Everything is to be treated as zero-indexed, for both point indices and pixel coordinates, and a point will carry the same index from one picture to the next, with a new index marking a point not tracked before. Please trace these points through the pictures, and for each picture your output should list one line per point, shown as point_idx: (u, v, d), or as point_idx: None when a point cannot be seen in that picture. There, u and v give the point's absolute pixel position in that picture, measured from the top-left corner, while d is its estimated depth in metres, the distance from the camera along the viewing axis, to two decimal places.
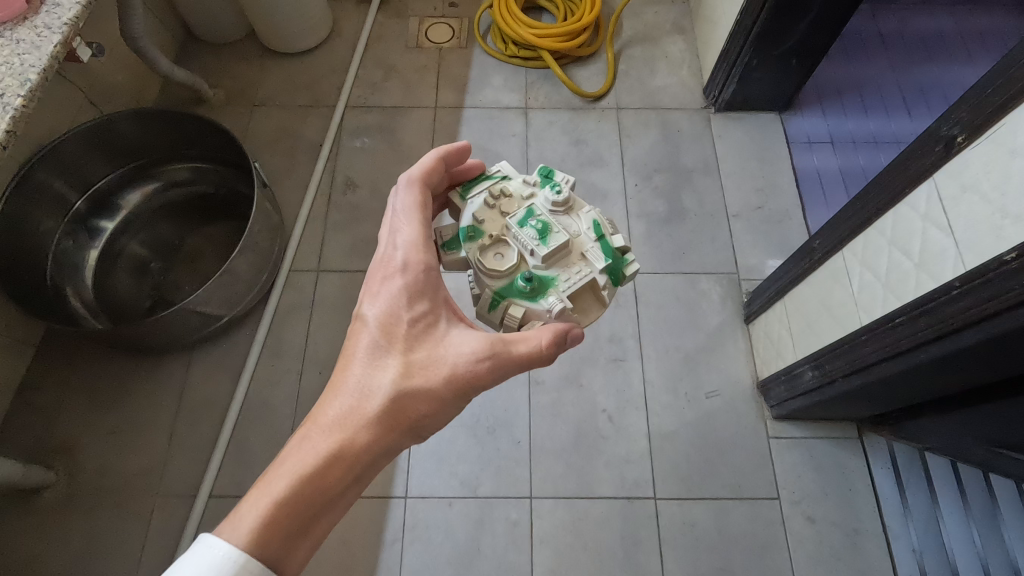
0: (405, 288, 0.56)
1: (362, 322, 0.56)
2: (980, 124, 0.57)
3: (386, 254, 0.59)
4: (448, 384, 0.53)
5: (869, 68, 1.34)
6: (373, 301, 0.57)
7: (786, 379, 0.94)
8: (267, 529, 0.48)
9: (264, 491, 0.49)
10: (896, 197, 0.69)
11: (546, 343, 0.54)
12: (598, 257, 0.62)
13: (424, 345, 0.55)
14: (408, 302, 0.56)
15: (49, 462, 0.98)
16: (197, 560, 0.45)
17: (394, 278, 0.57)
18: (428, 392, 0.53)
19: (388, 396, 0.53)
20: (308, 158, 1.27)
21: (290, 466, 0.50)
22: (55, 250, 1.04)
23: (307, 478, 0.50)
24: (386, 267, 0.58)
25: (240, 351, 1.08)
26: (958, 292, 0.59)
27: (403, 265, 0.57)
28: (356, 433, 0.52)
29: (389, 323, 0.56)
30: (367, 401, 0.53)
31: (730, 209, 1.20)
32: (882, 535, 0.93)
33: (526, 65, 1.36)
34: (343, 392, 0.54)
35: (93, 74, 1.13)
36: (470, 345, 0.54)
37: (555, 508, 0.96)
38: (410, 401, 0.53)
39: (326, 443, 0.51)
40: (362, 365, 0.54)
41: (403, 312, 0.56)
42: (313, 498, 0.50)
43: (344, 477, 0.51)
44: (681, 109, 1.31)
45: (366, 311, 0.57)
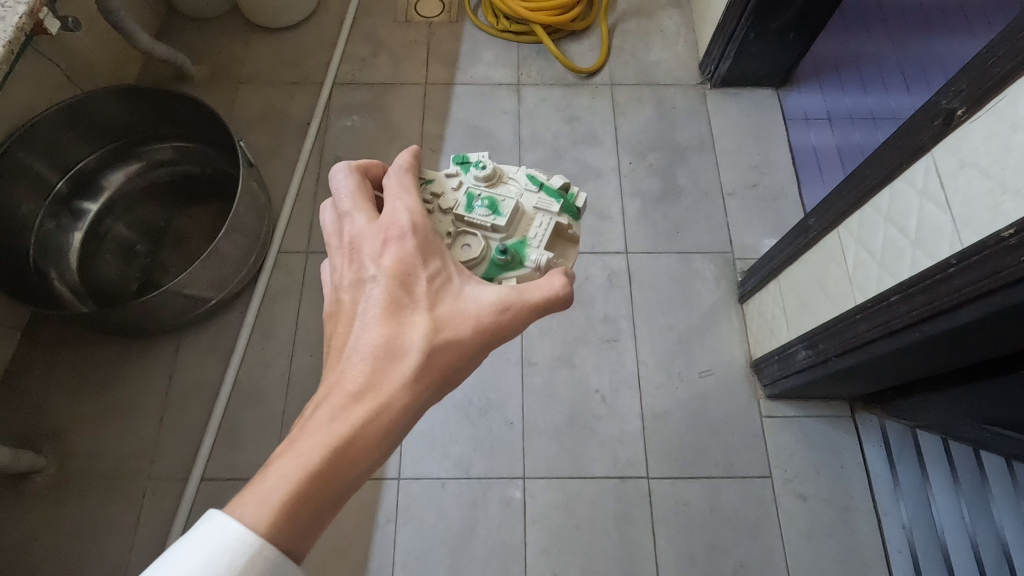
0: (417, 246, 0.54)
1: (376, 281, 0.53)
2: (980, 97, 0.55)
3: (388, 219, 0.55)
4: (479, 333, 0.52)
5: (868, 42, 1.31)
6: (380, 263, 0.53)
7: (779, 359, 0.94)
8: (303, 499, 0.43)
9: (297, 462, 0.44)
10: (893, 173, 0.68)
11: (561, 288, 0.54)
12: (549, 203, 0.63)
13: (447, 300, 0.53)
14: (423, 260, 0.54)
15: (38, 446, 0.97)
16: (205, 541, 0.38)
17: (404, 239, 0.54)
18: (458, 342, 0.51)
19: (422, 350, 0.50)
20: (295, 137, 1.24)
21: (320, 433, 0.45)
22: (37, 232, 1.02)
23: (342, 442, 0.45)
24: (392, 230, 0.55)
25: (230, 333, 1.07)
26: (955, 269, 0.58)
27: (409, 227, 0.55)
28: (389, 391, 0.48)
29: (406, 280, 0.53)
30: (396, 359, 0.50)
31: (726, 188, 1.18)
32: (872, 512, 0.94)
33: (518, 40, 1.33)
34: (366, 352, 0.50)
35: (70, 50, 1.09)
36: (490, 294, 0.54)
37: (548, 488, 0.96)
38: (442, 354, 0.51)
39: (358, 403, 0.47)
40: (386, 323, 0.51)
41: (419, 269, 0.53)
42: (351, 463, 0.45)
43: (382, 437, 0.47)
44: (676, 85, 1.28)
45: (377, 272, 0.53)
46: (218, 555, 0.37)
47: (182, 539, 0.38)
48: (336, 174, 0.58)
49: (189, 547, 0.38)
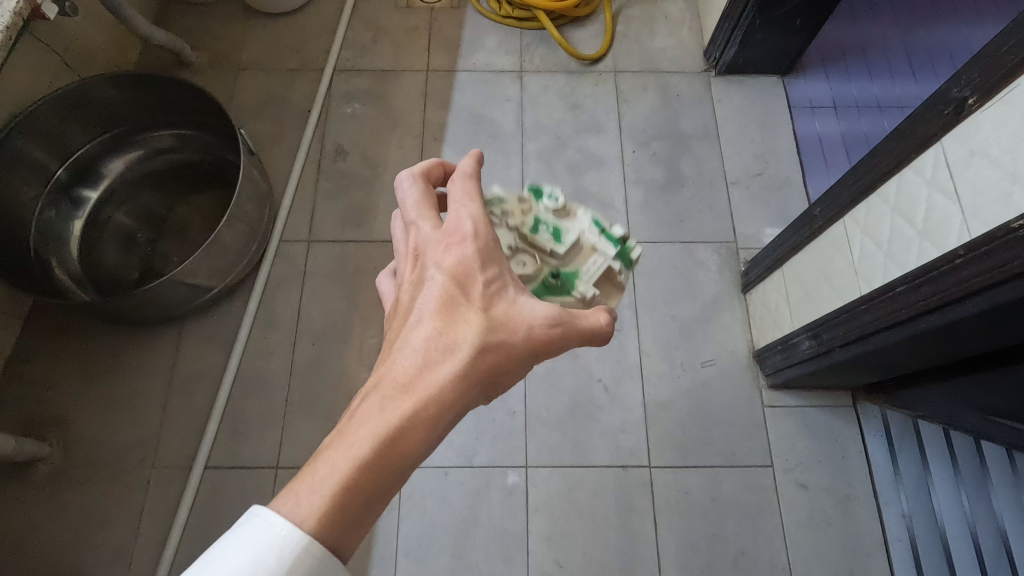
0: (476, 251, 0.53)
1: (434, 281, 0.52)
2: (992, 85, 0.54)
3: (450, 225, 0.54)
4: (529, 338, 0.51)
5: (874, 29, 1.29)
6: (440, 265, 0.53)
7: (782, 349, 0.94)
8: (348, 489, 0.42)
9: (348, 451, 0.43)
10: (901, 163, 0.67)
11: (605, 322, 0.55)
12: (609, 245, 0.62)
13: (500, 306, 0.52)
14: (480, 263, 0.53)
15: (41, 434, 0.97)
16: (254, 535, 0.39)
17: (464, 242, 0.53)
18: (508, 347, 0.50)
19: (474, 348, 0.49)
20: (296, 124, 1.23)
21: (370, 424, 0.45)
22: (37, 221, 1.01)
23: (393, 436, 0.44)
24: (453, 234, 0.54)
25: (232, 322, 1.07)
26: (962, 261, 0.57)
27: (471, 233, 0.53)
28: (437, 385, 0.47)
29: (463, 280, 0.52)
30: (446, 355, 0.49)
31: (730, 176, 1.17)
32: (872, 500, 0.95)
33: (521, 26, 1.31)
34: (419, 349, 0.49)
35: (68, 35, 1.08)
36: (543, 307, 0.53)
37: (550, 476, 0.97)
38: (492, 355, 0.49)
39: (407, 396, 0.46)
40: (440, 321, 0.50)
41: (476, 272, 0.52)
42: (398, 457, 0.44)
43: (430, 433, 0.46)
44: (681, 73, 1.27)
45: (436, 273, 0.52)
46: (264, 552, 0.38)
47: (229, 534, 0.39)
48: (401, 183, 0.58)
49: (237, 541, 0.39)
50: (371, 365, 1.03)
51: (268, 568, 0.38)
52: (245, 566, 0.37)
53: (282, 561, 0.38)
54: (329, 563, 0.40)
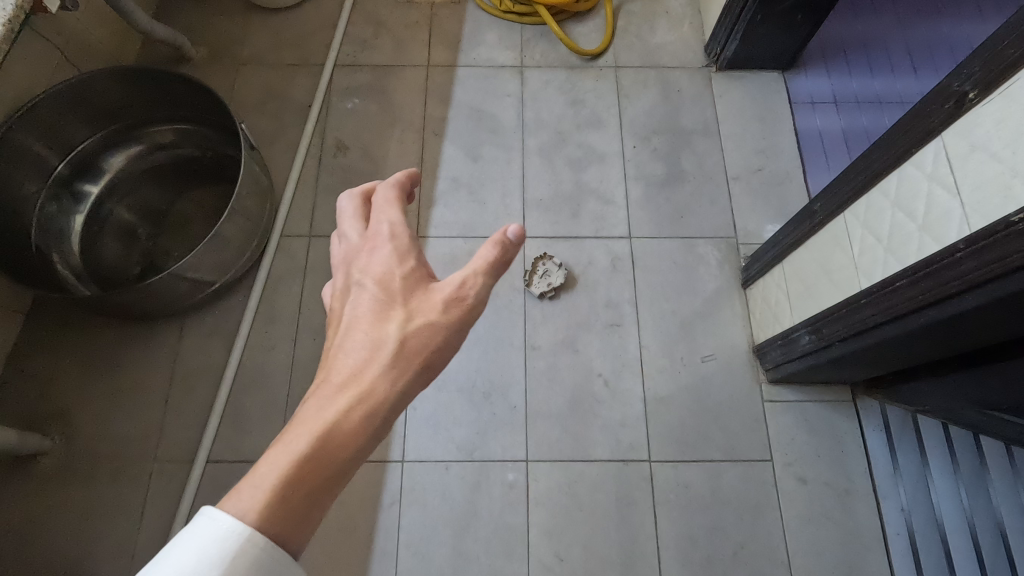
0: (395, 252, 0.52)
1: (360, 288, 0.51)
2: (992, 79, 0.54)
3: (370, 232, 0.53)
4: (452, 312, 0.49)
5: (875, 24, 1.29)
6: (364, 272, 0.51)
7: (782, 343, 0.94)
8: (288, 485, 0.41)
9: (286, 451, 0.42)
10: (901, 157, 0.67)
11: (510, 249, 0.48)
12: None
13: (422, 298, 0.50)
14: (398, 259, 0.51)
15: (44, 429, 0.97)
16: (199, 535, 0.37)
17: (383, 244, 0.52)
18: (435, 334, 0.48)
19: (400, 342, 0.48)
20: (297, 119, 1.23)
21: (303, 428, 0.44)
22: (38, 216, 1.02)
23: (328, 433, 0.43)
24: (372, 240, 0.53)
25: (234, 317, 1.07)
26: (962, 255, 0.58)
27: (389, 237, 0.52)
28: (368, 383, 0.46)
29: (385, 281, 0.51)
30: (374, 355, 0.47)
31: (730, 172, 1.17)
32: (872, 494, 0.95)
33: (522, 21, 1.31)
34: (349, 354, 0.48)
35: (69, 30, 1.08)
36: (462, 284, 0.50)
37: (551, 470, 0.97)
38: (418, 346, 0.48)
39: (342, 394, 0.45)
40: (365, 325, 0.49)
41: (397, 272, 0.51)
42: (335, 456, 0.43)
43: (366, 426, 0.45)
44: (681, 68, 1.27)
45: (360, 280, 0.51)
46: (211, 548, 0.37)
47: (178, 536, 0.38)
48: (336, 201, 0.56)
49: (183, 542, 0.37)
50: None
51: (213, 565, 0.36)
52: (192, 564, 0.36)
53: (229, 556, 0.37)
54: (278, 556, 0.39)
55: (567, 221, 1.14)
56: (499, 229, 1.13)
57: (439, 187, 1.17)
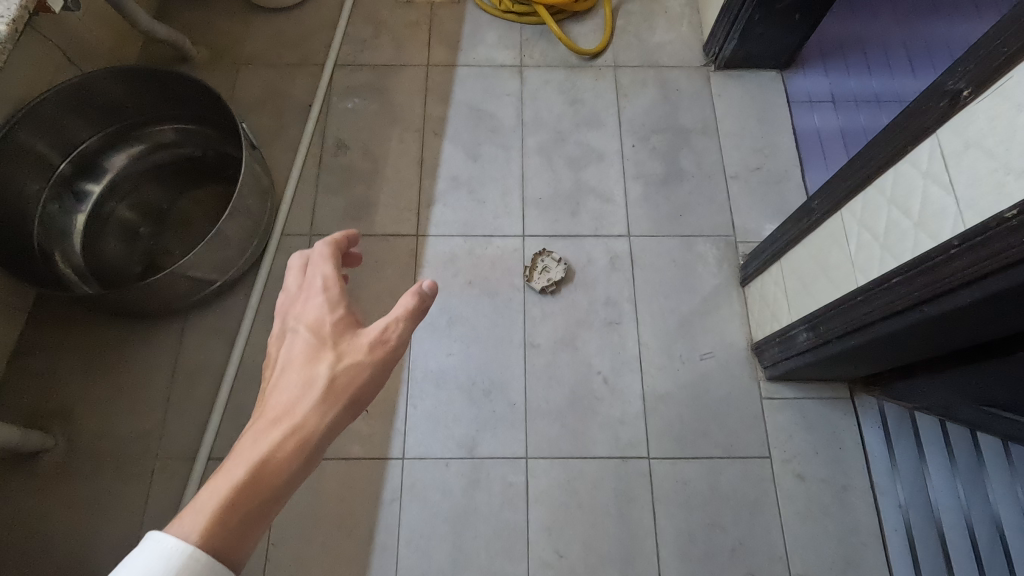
0: (325, 301, 0.56)
1: (295, 333, 0.55)
2: (986, 77, 0.55)
3: (304, 283, 0.57)
4: (376, 354, 0.54)
5: (873, 24, 1.30)
6: (299, 320, 0.55)
7: (780, 341, 0.95)
8: (227, 510, 0.44)
9: (224, 481, 0.45)
10: (897, 155, 0.68)
11: (422, 299, 0.56)
12: None
13: (349, 340, 0.54)
14: (328, 307, 0.56)
15: (47, 426, 0.98)
16: (146, 557, 0.39)
17: (316, 294, 0.56)
18: (359, 371, 0.53)
19: (329, 379, 0.52)
20: (297, 119, 1.23)
21: (240, 458, 0.47)
22: (41, 215, 1.02)
23: (263, 463, 0.47)
24: (307, 290, 0.57)
25: (235, 315, 1.08)
26: (956, 252, 0.58)
27: (320, 287, 0.57)
28: (300, 416, 0.50)
29: (318, 326, 0.55)
30: (305, 391, 0.51)
31: (729, 170, 1.18)
32: (869, 490, 0.96)
33: (521, 20, 1.32)
34: (282, 393, 0.51)
35: (70, 30, 1.09)
36: (382, 326, 0.55)
37: (550, 467, 0.98)
38: (345, 382, 0.52)
39: (276, 428, 0.49)
40: (296, 366, 0.52)
41: (327, 318, 0.55)
42: (269, 482, 0.46)
43: (299, 455, 0.48)
44: (680, 67, 1.27)
45: (295, 326, 0.55)
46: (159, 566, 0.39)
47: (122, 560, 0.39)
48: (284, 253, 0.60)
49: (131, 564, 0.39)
50: None
51: None
52: None
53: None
54: (219, 575, 0.41)
55: (567, 219, 1.14)
56: (499, 228, 1.14)
57: (439, 186, 1.18)
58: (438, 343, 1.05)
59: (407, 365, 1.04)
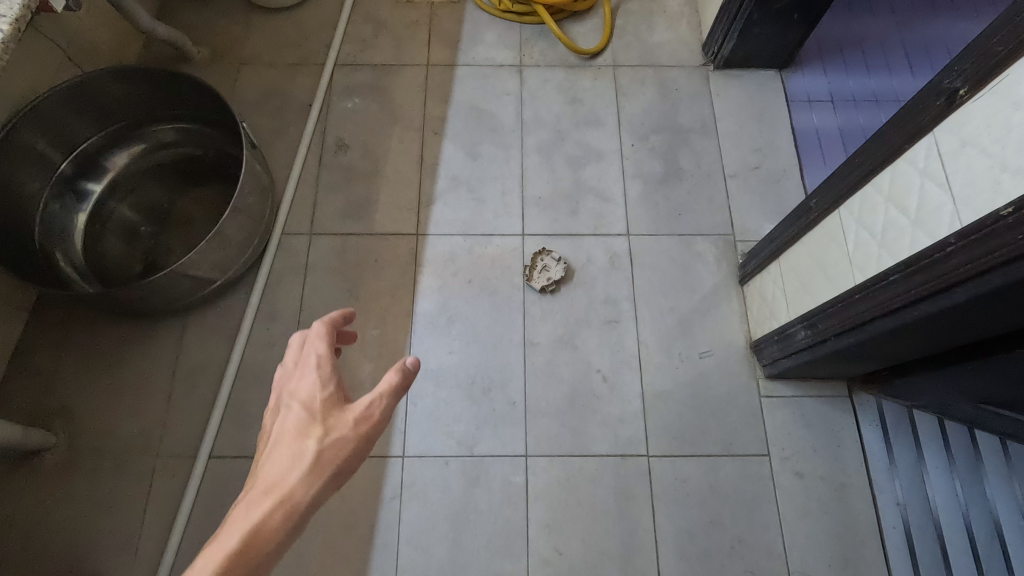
0: (318, 377, 0.56)
1: (288, 409, 0.54)
2: (982, 76, 0.55)
3: (299, 360, 0.57)
4: (359, 431, 0.53)
5: (872, 23, 1.30)
6: (292, 396, 0.55)
7: (779, 339, 0.95)
8: None
9: (209, 557, 0.45)
10: (894, 153, 0.68)
11: (405, 373, 0.55)
12: None
13: (337, 415, 0.54)
14: (320, 382, 0.56)
15: (48, 425, 0.98)
16: None
17: (310, 370, 0.56)
18: (343, 445, 0.52)
19: (314, 455, 0.51)
20: (297, 119, 1.24)
21: (226, 535, 0.47)
22: (42, 214, 1.02)
23: (247, 539, 0.47)
24: (302, 367, 0.57)
25: (235, 314, 1.08)
26: (953, 249, 0.59)
27: (315, 364, 0.56)
28: (285, 492, 0.49)
29: (310, 402, 0.54)
30: (291, 467, 0.50)
31: (727, 169, 1.18)
32: (867, 488, 0.96)
33: (521, 20, 1.32)
34: (269, 470, 0.51)
35: (71, 30, 1.09)
36: (370, 400, 0.54)
37: (550, 465, 0.98)
38: (329, 456, 0.51)
39: (260, 503, 0.48)
40: (285, 443, 0.52)
41: (318, 394, 0.55)
42: (252, 557, 0.46)
43: (282, 530, 0.48)
44: (679, 67, 1.28)
45: (289, 402, 0.55)
46: None
47: None
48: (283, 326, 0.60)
49: None
50: (372, 356, 1.05)
51: None
52: None
53: None
54: None
55: (566, 218, 1.15)
56: (498, 227, 1.14)
57: (439, 185, 1.18)
58: (438, 342, 1.06)
59: None
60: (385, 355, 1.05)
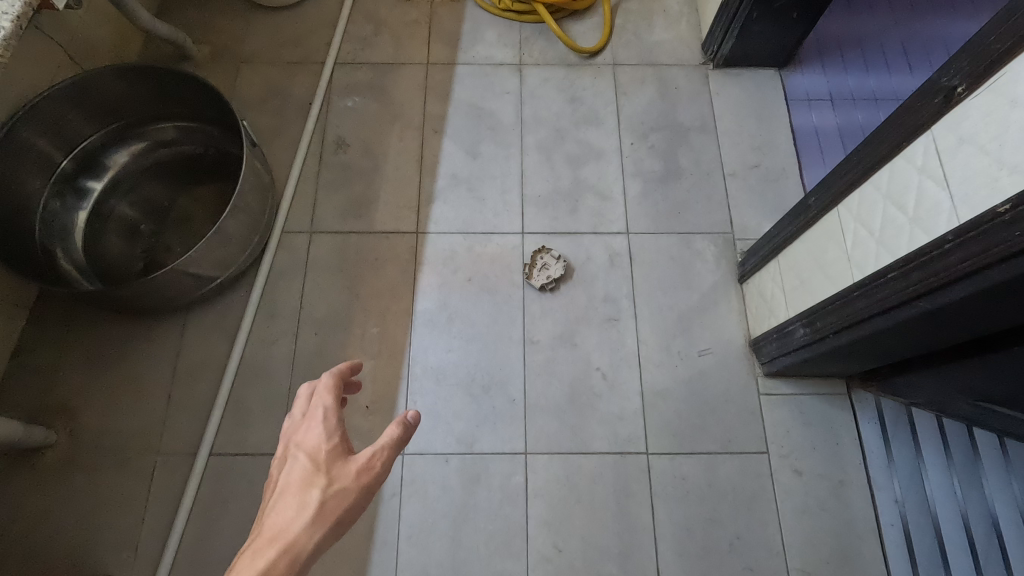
0: (323, 427, 0.56)
1: (294, 458, 0.54)
2: (980, 73, 0.55)
3: (305, 411, 0.58)
4: (361, 482, 0.53)
5: (871, 22, 1.30)
6: (299, 446, 0.55)
7: (778, 337, 0.95)
8: None
9: None
10: (893, 151, 0.68)
11: (404, 428, 0.56)
12: None
13: (341, 465, 0.54)
14: (326, 433, 0.56)
15: (49, 422, 0.99)
16: None
17: (316, 421, 0.56)
18: (346, 494, 0.52)
19: (319, 504, 0.50)
20: (297, 117, 1.24)
21: None
22: (43, 212, 1.03)
23: None
24: (308, 418, 0.57)
25: (235, 312, 1.08)
26: (951, 246, 0.59)
27: (321, 415, 0.56)
28: (289, 540, 0.48)
29: (315, 452, 0.54)
30: (296, 515, 0.50)
31: (726, 168, 1.19)
32: (866, 486, 0.96)
33: (520, 19, 1.33)
34: (274, 519, 0.50)
35: (72, 28, 1.09)
36: (372, 451, 0.55)
37: (549, 463, 0.98)
38: (332, 506, 0.51)
39: (264, 552, 0.47)
40: (290, 493, 0.51)
41: (323, 443, 0.55)
42: None
43: None
44: (678, 66, 1.28)
45: (294, 452, 0.54)
46: None
47: None
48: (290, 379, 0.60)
49: None
50: (372, 354, 1.05)
51: None
52: None
53: None
54: None
55: (566, 217, 1.15)
56: (498, 226, 1.14)
57: (439, 184, 1.18)
58: (438, 340, 1.06)
59: (407, 361, 1.05)
60: (385, 353, 1.05)
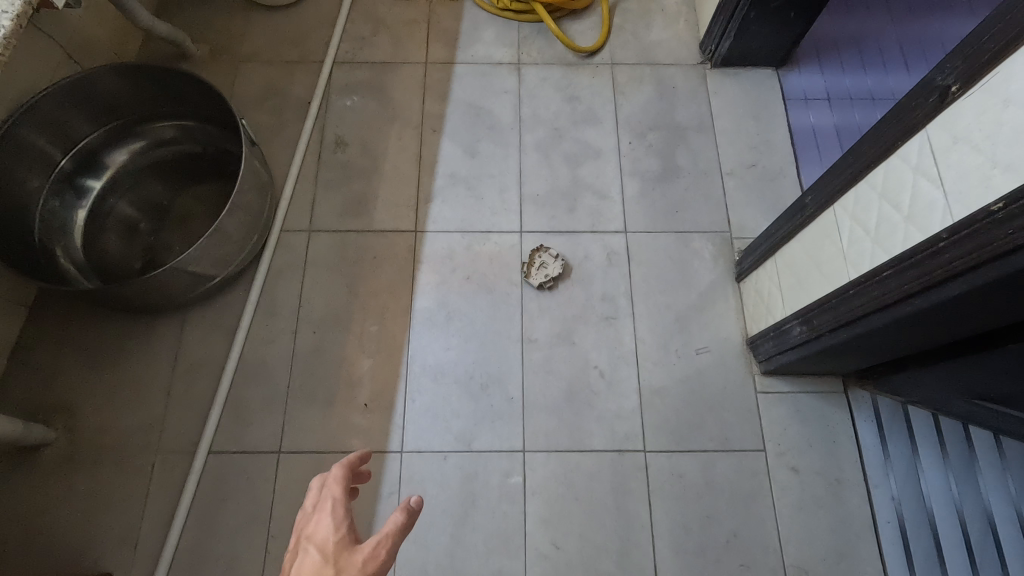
0: (330, 520, 0.54)
1: (304, 553, 0.52)
2: (974, 73, 0.56)
3: (315, 504, 0.56)
4: (367, 572, 0.51)
5: (869, 22, 1.31)
6: (306, 542, 0.53)
7: (775, 335, 0.95)
8: None
9: None
10: (887, 150, 0.69)
11: (405, 516, 0.53)
12: None
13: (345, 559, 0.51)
14: (334, 524, 0.54)
15: (49, 420, 0.99)
16: None
17: (325, 512, 0.55)
18: None
19: None
20: (296, 116, 1.24)
21: None
22: (42, 210, 1.03)
23: None
24: (317, 511, 0.55)
25: (234, 310, 1.08)
26: (945, 244, 0.59)
27: (327, 507, 0.55)
28: None
29: (324, 545, 0.53)
30: None
31: (724, 167, 1.19)
32: (862, 484, 0.97)
33: (518, 18, 1.33)
34: None
35: (71, 27, 1.09)
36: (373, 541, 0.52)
37: (547, 460, 0.99)
38: None
39: None
40: None
41: (329, 537, 0.53)
42: None
43: None
44: (676, 65, 1.29)
45: (302, 548, 0.53)
46: None
47: None
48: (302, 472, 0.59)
49: None
50: (371, 352, 1.05)
51: None
52: None
53: None
54: None
55: (563, 216, 1.15)
56: (496, 225, 1.15)
57: (437, 183, 1.18)
58: (437, 339, 1.06)
59: (406, 360, 1.05)
60: (383, 352, 1.05)
